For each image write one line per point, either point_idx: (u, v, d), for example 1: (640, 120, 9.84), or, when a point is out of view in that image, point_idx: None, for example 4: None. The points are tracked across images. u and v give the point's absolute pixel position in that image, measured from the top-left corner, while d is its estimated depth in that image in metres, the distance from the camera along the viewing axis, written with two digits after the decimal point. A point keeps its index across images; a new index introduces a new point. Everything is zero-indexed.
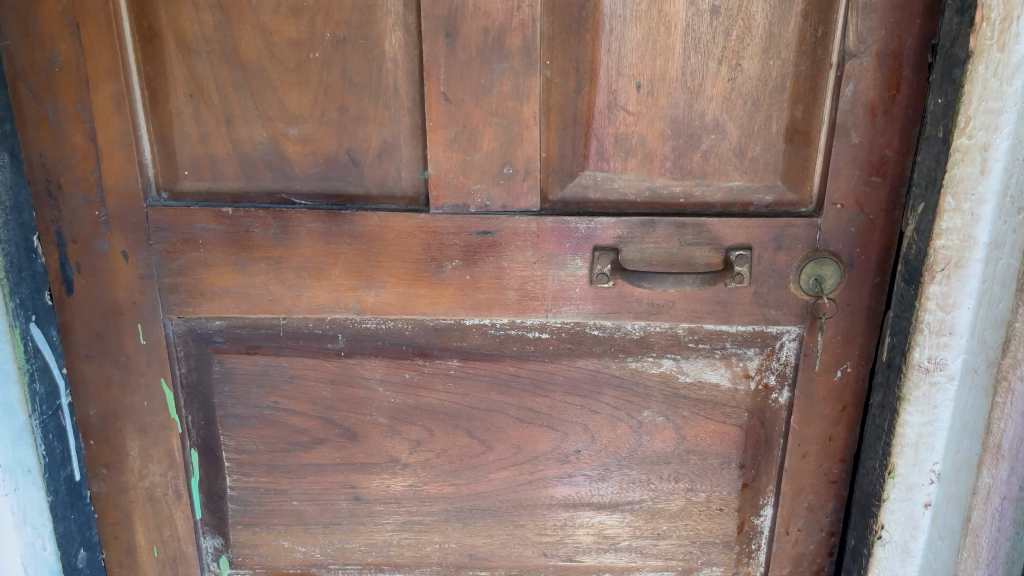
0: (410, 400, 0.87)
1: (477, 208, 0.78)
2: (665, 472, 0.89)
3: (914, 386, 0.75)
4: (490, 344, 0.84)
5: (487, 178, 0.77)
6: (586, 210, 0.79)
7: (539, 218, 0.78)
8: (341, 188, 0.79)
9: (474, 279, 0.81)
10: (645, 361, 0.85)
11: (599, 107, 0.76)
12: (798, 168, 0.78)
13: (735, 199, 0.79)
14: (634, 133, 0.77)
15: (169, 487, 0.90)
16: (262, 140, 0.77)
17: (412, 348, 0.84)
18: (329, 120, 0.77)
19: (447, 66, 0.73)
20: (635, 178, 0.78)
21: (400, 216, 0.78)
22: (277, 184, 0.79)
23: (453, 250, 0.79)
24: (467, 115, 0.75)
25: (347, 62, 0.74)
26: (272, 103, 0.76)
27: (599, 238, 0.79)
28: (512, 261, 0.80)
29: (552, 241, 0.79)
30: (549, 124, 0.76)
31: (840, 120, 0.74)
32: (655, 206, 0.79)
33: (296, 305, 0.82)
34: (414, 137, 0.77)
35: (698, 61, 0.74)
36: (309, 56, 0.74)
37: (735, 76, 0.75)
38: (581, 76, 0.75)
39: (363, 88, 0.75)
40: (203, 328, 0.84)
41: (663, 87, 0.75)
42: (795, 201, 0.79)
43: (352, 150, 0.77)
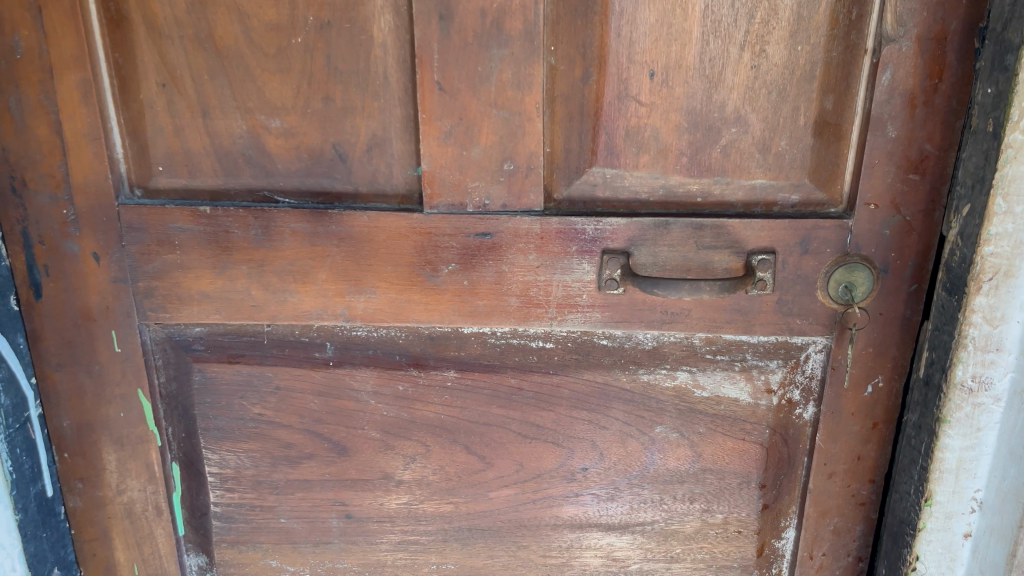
0: (405, 413, 0.80)
1: (475, 207, 0.72)
2: (679, 493, 0.83)
3: (955, 407, 0.67)
4: (491, 354, 0.78)
5: (486, 175, 0.71)
6: (594, 210, 0.73)
7: (543, 219, 0.72)
8: (328, 185, 0.73)
9: (473, 284, 0.75)
10: (658, 374, 0.78)
11: (608, 98, 0.69)
12: (828, 165, 0.71)
13: (758, 199, 0.72)
14: (647, 126, 0.70)
15: (149, 503, 0.84)
16: (241, 133, 0.71)
17: (407, 357, 0.78)
18: (314, 112, 0.70)
19: (442, 53, 0.67)
20: (648, 175, 0.72)
21: (392, 216, 0.72)
22: (258, 182, 0.73)
23: (449, 253, 0.73)
24: (463, 106, 0.69)
25: (333, 48, 0.68)
26: (251, 92, 0.70)
27: (607, 241, 0.73)
28: (514, 265, 0.74)
29: (557, 244, 0.73)
30: (553, 116, 0.69)
31: (876, 112, 0.67)
32: (670, 205, 0.73)
33: (281, 311, 0.76)
34: (406, 130, 0.70)
35: (718, 46, 0.67)
36: (291, 41, 0.68)
37: (759, 64, 0.68)
38: (589, 63, 0.68)
39: (350, 77, 0.69)
40: (183, 335, 0.78)
41: (679, 76, 0.68)
42: (824, 201, 0.72)
43: (339, 144, 0.71)
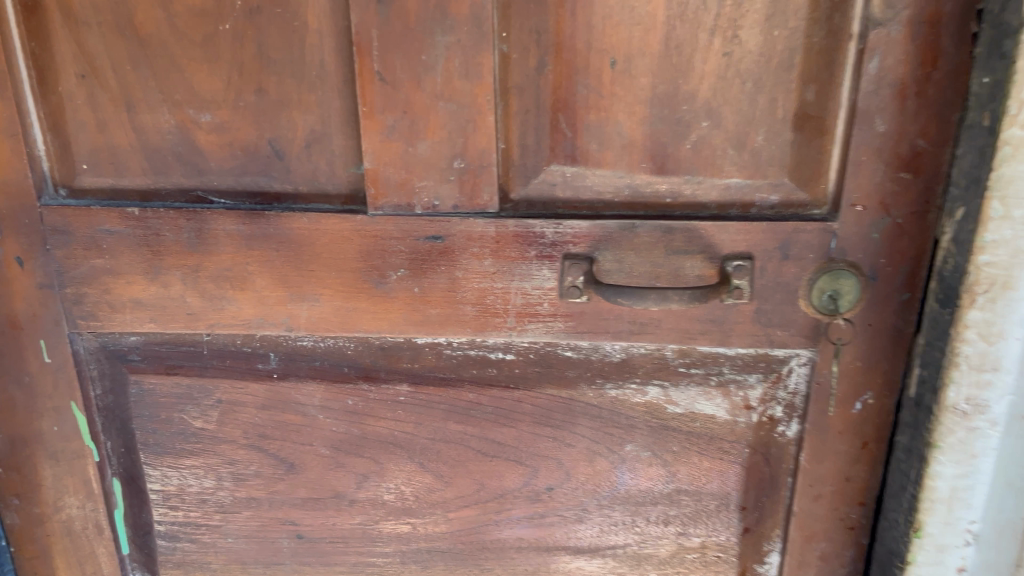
0: (356, 429, 0.74)
1: (424, 208, 0.66)
2: (652, 515, 0.77)
3: (947, 431, 0.61)
4: (446, 366, 0.72)
5: (435, 173, 0.65)
6: (554, 212, 0.67)
7: (498, 221, 0.66)
8: (265, 185, 0.67)
9: (424, 292, 0.69)
10: (627, 390, 0.72)
11: (567, 89, 0.63)
12: (809, 163, 0.64)
13: (734, 199, 0.65)
14: (610, 120, 0.64)
15: (88, 521, 0.79)
16: (169, 128, 0.65)
17: (356, 369, 0.73)
18: (246, 105, 0.64)
19: (382, 40, 0.61)
20: (612, 174, 0.65)
21: (334, 218, 0.66)
22: (190, 181, 0.67)
23: (397, 258, 0.68)
24: (407, 99, 0.63)
25: (264, 35, 0.62)
26: (177, 84, 0.64)
27: (569, 246, 0.67)
28: (468, 271, 0.68)
29: (514, 248, 0.67)
30: (506, 109, 0.63)
31: (862, 104, 0.61)
32: (636, 206, 0.66)
33: (219, 320, 0.71)
34: (347, 125, 0.65)
35: (686, 30, 0.61)
36: (218, 29, 0.62)
37: (731, 51, 0.61)
38: (544, 51, 0.62)
39: (285, 67, 0.63)
40: (119, 344, 0.73)
41: (643, 64, 0.62)
42: (806, 201, 0.65)
43: (275, 140, 0.66)
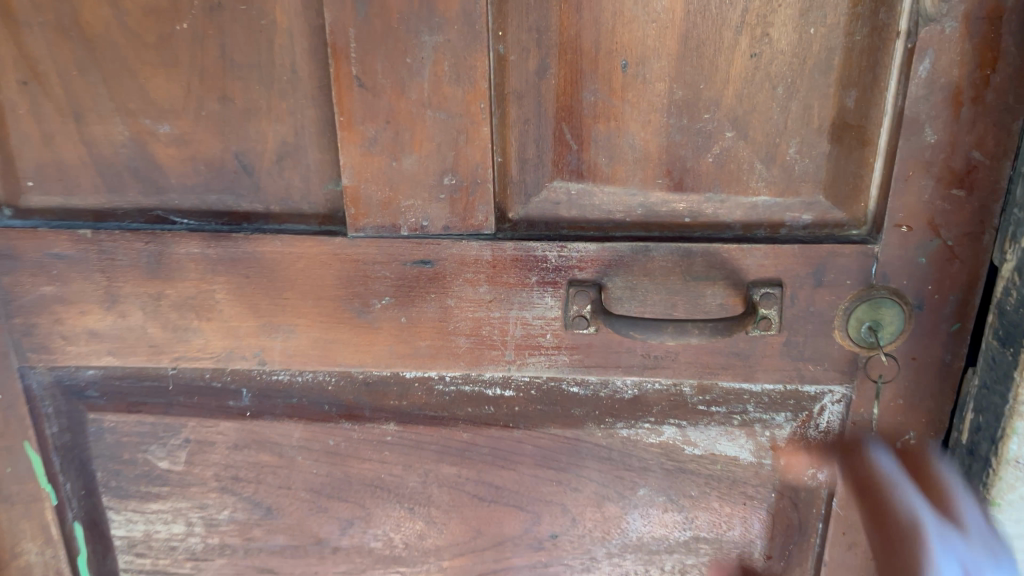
0: (338, 472, 0.67)
1: (411, 230, 0.59)
2: (667, 564, 0.69)
3: (1007, 484, 0.55)
4: (438, 404, 0.65)
5: (423, 191, 0.57)
6: (558, 233, 0.59)
7: (494, 244, 0.59)
8: (233, 203, 0.60)
9: (411, 322, 0.62)
10: (640, 430, 0.65)
11: (571, 96, 0.55)
12: (847, 177, 0.57)
13: (761, 219, 0.58)
14: (621, 131, 0.56)
15: (50, 567, 0.72)
16: (123, 140, 0.58)
17: (338, 408, 0.65)
18: (209, 114, 0.57)
19: (360, 41, 0.53)
20: (623, 192, 0.58)
21: (310, 240, 0.59)
22: (149, 199, 0.60)
23: (381, 284, 0.60)
24: (389, 107, 0.55)
25: (226, 35, 0.55)
26: (131, 91, 0.57)
27: (574, 272, 0.59)
28: (461, 299, 0.61)
29: (512, 273, 0.60)
30: (503, 118, 0.56)
31: (910, 111, 0.53)
32: (651, 226, 0.59)
33: (184, 352, 0.64)
34: (322, 136, 0.57)
35: (709, 28, 0.52)
36: (175, 28, 0.55)
37: (761, 52, 0.53)
38: (546, 52, 0.54)
39: (250, 72, 0.55)
40: (75, 379, 0.66)
41: (660, 66, 0.54)
42: (843, 220, 0.58)
43: (242, 153, 0.58)
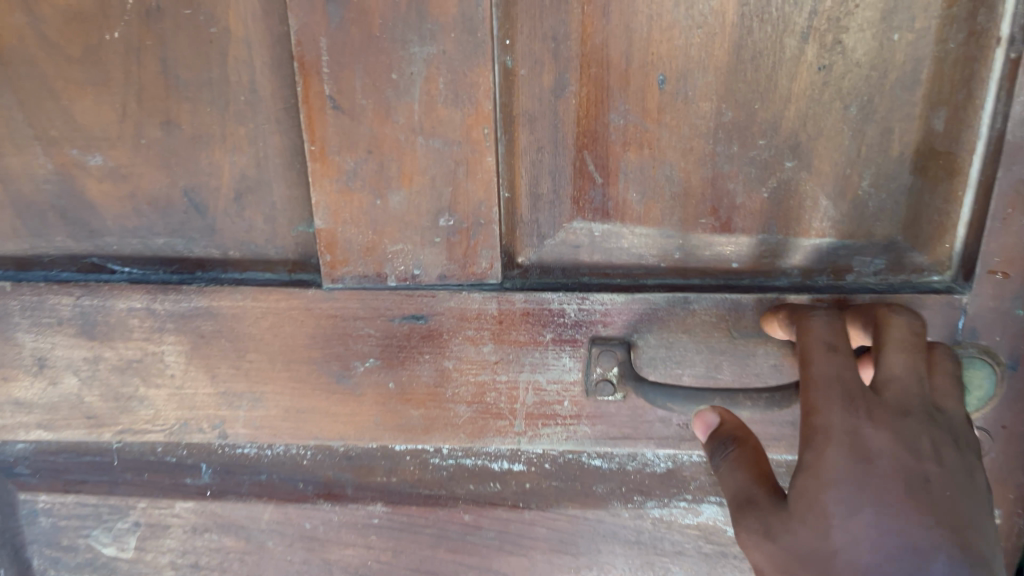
0: (315, 561, 0.56)
1: (400, 280, 0.48)
2: None
3: None
4: (435, 481, 0.55)
5: (413, 234, 0.47)
6: (578, 281, 0.49)
7: (502, 296, 0.48)
8: (184, 249, 0.49)
9: (402, 388, 0.51)
10: (675, 511, 0.54)
11: (597, 119, 0.45)
12: (930, 214, 0.46)
13: (824, 263, 0.48)
14: (656, 160, 0.46)
15: None
16: (47, 175, 0.48)
17: (315, 486, 0.55)
18: (150, 143, 0.46)
19: (334, 54, 0.43)
20: (657, 234, 0.47)
21: (277, 293, 0.49)
22: (81, 244, 0.50)
23: (365, 344, 0.50)
24: (371, 134, 0.45)
25: (168, 46, 0.44)
26: (53, 116, 0.46)
27: (598, 328, 0.49)
28: (461, 361, 0.50)
29: (523, 330, 0.49)
30: (512, 146, 0.45)
31: (1013, 135, 0.42)
32: (691, 272, 0.48)
33: (129, 425, 0.53)
34: (290, 168, 0.47)
35: (767, 34, 0.42)
36: (103, 38, 0.44)
37: (830, 64, 0.43)
38: (565, 65, 0.44)
39: (199, 91, 0.45)
40: (4, 453, 0.57)
41: (705, 82, 0.44)
42: (922, 265, 0.47)
43: (193, 190, 0.48)
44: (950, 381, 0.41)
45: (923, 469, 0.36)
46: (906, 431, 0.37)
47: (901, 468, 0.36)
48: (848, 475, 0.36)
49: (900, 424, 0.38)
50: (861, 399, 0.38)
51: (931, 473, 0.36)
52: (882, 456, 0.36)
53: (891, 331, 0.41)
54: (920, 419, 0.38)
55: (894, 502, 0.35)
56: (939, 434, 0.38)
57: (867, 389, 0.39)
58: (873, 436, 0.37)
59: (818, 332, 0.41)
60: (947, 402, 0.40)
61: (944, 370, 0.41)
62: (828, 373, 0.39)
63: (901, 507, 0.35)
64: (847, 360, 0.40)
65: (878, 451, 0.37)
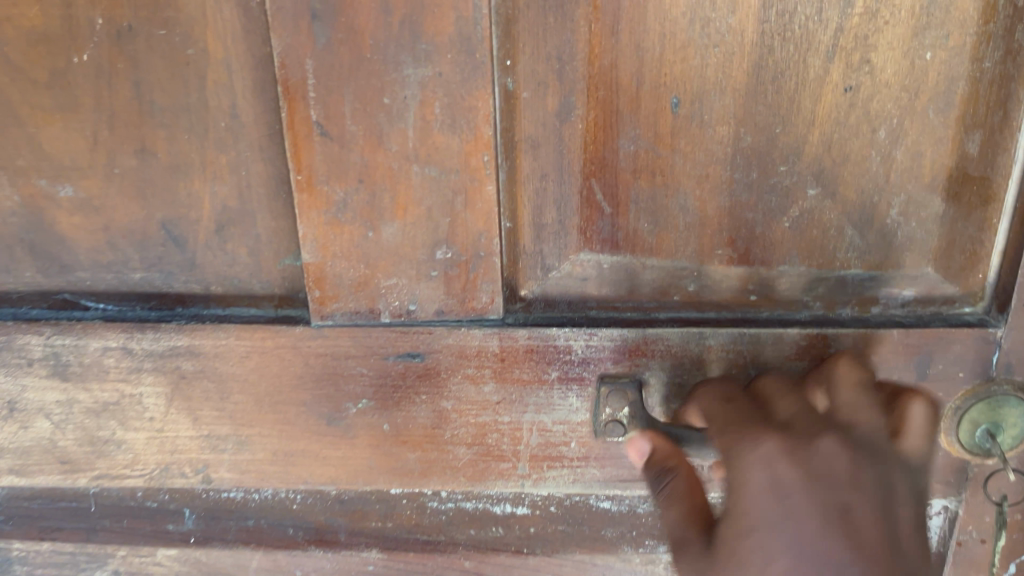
0: None
1: (394, 316, 0.45)
2: None
3: None
4: (433, 526, 0.52)
5: (409, 267, 0.44)
6: (586, 315, 0.46)
7: (504, 332, 0.45)
8: (163, 284, 0.46)
9: (397, 431, 0.48)
10: None
11: (604, 144, 0.42)
12: (963, 244, 0.43)
13: (848, 295, 0.45)
14: (668, 187, 0.42)
15: None
16: (13, 207, 0.44)
17: (306, 532, 0.52)
18: (123, 173, 0.43)
19: (322, 77, 0.40)
20: (670, 265, 0.44)
21: (263, 331, 0.46)
22: (52, 280, 0.46)
23: (357, 384, 0.47)
24: (363, 162, 0.41)
25: (142, 70, 0.41)
26: (17, 144, 0.43)
27: (606, 366, 0.46)
28: (460, 401, 0.47)
29: (527, 368, 0.46)
30: (514, 174, 0.42)
31: None
32: (706, 305, 0.45)
33: (106, 470, 0.49)
34: (275, 199, 0.44)
35: (790, 53, 0.39)
36: (70, 61, 0.41)
37: (858, 85, 0.40)
38: (571, 88, 0.40)
39: (176, 117, 0.42)
40: None
41: (723, 105, 0.40)
42: (952, 296, 0.44)
43: (170, 222, 0.44)
44: (866, 395, 0.40)
45: (842, 499, 0.34)
46: (820, 461, 0.36)
47: (819, 501, 0.34)
48: (768, 517, 0.34)
49: (811, 455, 0.36)
50: (769, 436, 0.37)
51: (850, 501, 0.34)
52: (798, 491, 0.34)
53: (769, 380, 0.42)
54: (832, 445, 0.36)
55: (814, 543, 0.33)
56: (859, 459, 0.36)
57: (772, 428, 0.37)
58: (786, 471, 0.35)
59: (710, 400, 0.41)
60: (859, 414, 0.38)
61: (848, 382, 0.40)
62: (727, 422, 0.38)
63: (822, 539, 0.33)
64: (742, 409, 0.39)
65: (792, 485, 0.35)
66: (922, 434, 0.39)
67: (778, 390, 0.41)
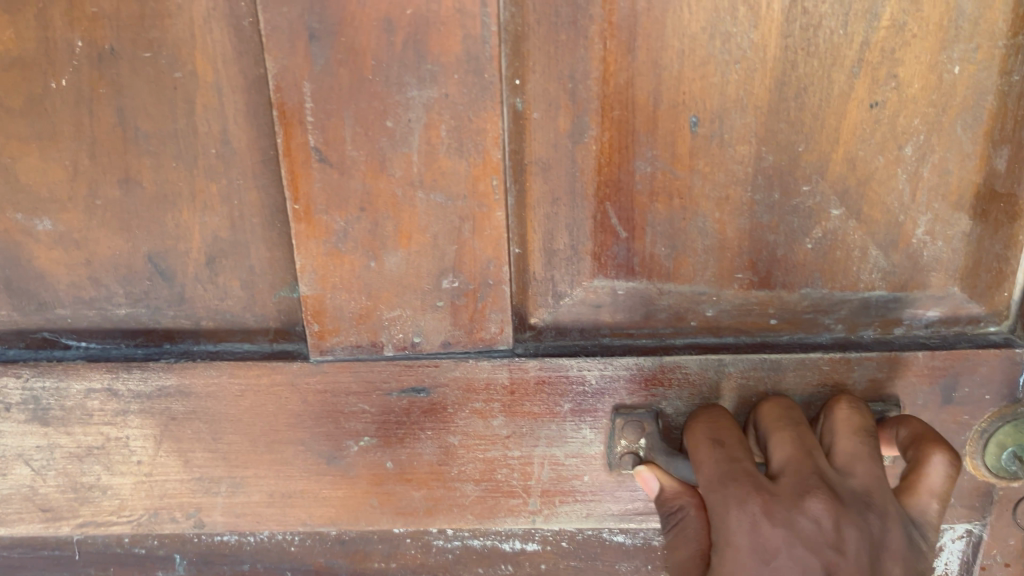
0: None
1: (398, 349, 0.43)
2: None
3: None
4: (439, 565, 0.49)
5: (413, 298, 0.41)
6: (600, 343, 0.44)
7: (514, 364, 0.43)
8: (150, 321, 0.43)
9: (401, 468, 0.46)
10: None
11: (619, 166, 0.40)
12: (989, 262, 0.42)
13: (871, 317, 0.43)
14: (686, 209, 0.41)
15: None
16: None
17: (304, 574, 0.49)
18: (106, 204, 0.40)
19: (321, 100, 0.37)
20: (688, 291, 0.42)
21: (258, 368, 0.43)
22: (30, 318, 0.43)
23: (358, 421, 0.44)
24: (365, 189, 0.39)
25: (125, 94, 0.38)
26: None
27: (621, 396, 0.43)
28: (467, 436, 0.45)
29: (538, 400, 0.44)
30: (524, 198, 0.40)
31: None
32: (724, 330, 0.43)
33: (91, 517, 0.46)
34: (271, 229, 0.41)
35: (814, 69, 0.38)
36: (48, 86, 0.38)
37: (883, 101, 0.38)
38: (584, 107, 0.38)
39: (163, 144, 0.39)
40: None
41: (745, 123, 0.39)
42: (977, 315, 0.43)
43: (157, 255, 0.42)
44: (863, 440, 0.40)
45: (825, 561, 0.35)
46: (804, 522, 0.36)
47: (801, 565, 0.34)
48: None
49: (797, 515, 0.36)
50: (754, 493, 0.37)
51: (834, 564, 0.35)
52: (781, 554, 0.35)
53: (771, 406, 0.41)
54: (821, 503, 0.36)
55: None
56: (845, 516, 0.36)
57: (760, 482, 0.37)
58: (768, 532, 0.35)
59: (700, 431, 0.41)
60: (856, 468, 0.39)
61: (847, 427, 0.40)
62: (714, 471, 0.38)
63: None
64: (731, 454, 0.39)
65: (775, 548, 0.35)
66: (937, 493, 0.38)
67: (780, 414, 0.41)
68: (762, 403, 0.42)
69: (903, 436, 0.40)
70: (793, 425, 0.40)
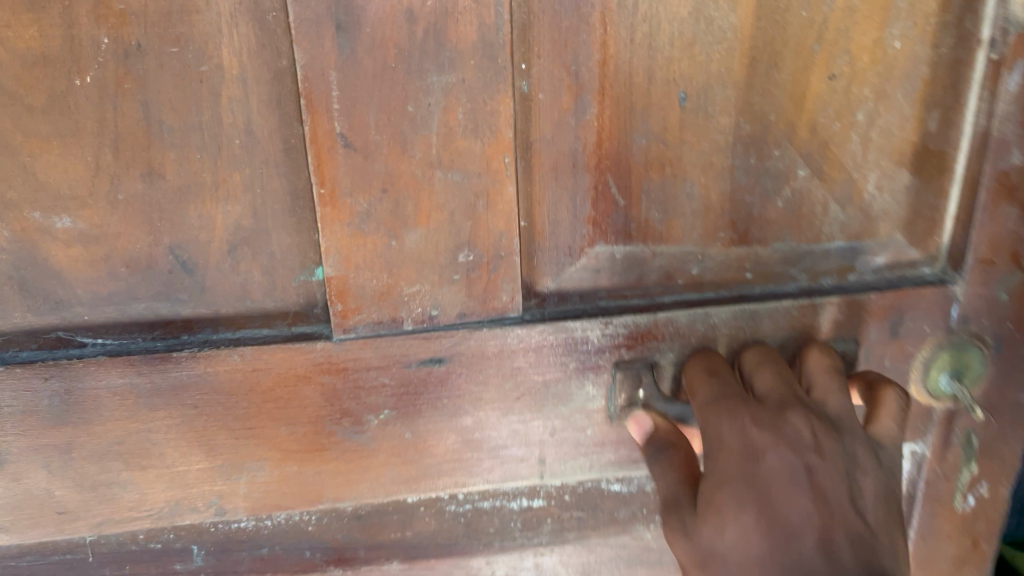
0: None
1: (416, 323, 0.45)
2: None
3: None
4: (452, 529, 0.52)
5: (431, 272, 0.44)
6: (598, 305, 0.47)
7: (524, 329, 0.46)
8: (169, 313, 0.44)
9: (418, 437, 0.48)
10: None
11: (615, 140, 0.44)
12: (925, 211, 0.48)
13: (830, 266, 0.49)
14: (674, 177, 0.45)
15: None
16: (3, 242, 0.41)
17: (323, 552, 0.52)
18: (128, 198, 0.41)
19: (346, 88, 0.40)
20: (676, 251, 0.47)
21: (281, 352, 0.44)
22: (44, 318, 0.43)
23: (378, 396, 0.47)
24: (387, 170, 0.42)
25: (150, 89, 0.39)
26: (8, 174, 0.40)
27: (620, 351, 0.48)
28: (480, 402, 0.48)
29: (546, 362, 0.47)
30: (531, 173, 0.44)
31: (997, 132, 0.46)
32: (706, 286, 0.48)
33: (111, 514, 0.47)
34: (293, 214, 0.43)
35: (781, 47, 0.43)
36: (71, 83, 0.39)
37: (838, 73, 0.44)
38: (586, 87, 0.42)
39: (188, 136, 0.40)
40: None
41: (725, 96, 0.44)
42: (916, 259, 0.49)
43: (179, 247, 0.43)
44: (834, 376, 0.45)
45: (806, 461, 0.39)
46: (786, 429, 0.40)
47: (785, 463, 0.39)
48: (739, 474, 0.39)
49: (781, 423, 0.41)
50: (741, 406, 0.41)
51: (813, 463, 0.39)
52: (768, 453, 0.39)
53: (753, 352, 0.46)
54: (799, 416, 0.41)
55: (779, 496, 0.38)
56: (823, 429, 0.41)
57: (748, 401, 0.42)
58: (755, 435, 0.40)
59: (694, 368, 0.46)
60: (830, 399, 0.44)
61: (819, 366, 0.46)
62: (709, 394, 0.43)
63: (785, 496, 0.38)
64: (723, 381, 0.44)
65: (762, 448, 0.39)
66: (894, 416, 0.44)
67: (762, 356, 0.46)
68: (745, 351, 0.47)
69: (860, 386, 0.47)
70: (772, 363, 0.46)
